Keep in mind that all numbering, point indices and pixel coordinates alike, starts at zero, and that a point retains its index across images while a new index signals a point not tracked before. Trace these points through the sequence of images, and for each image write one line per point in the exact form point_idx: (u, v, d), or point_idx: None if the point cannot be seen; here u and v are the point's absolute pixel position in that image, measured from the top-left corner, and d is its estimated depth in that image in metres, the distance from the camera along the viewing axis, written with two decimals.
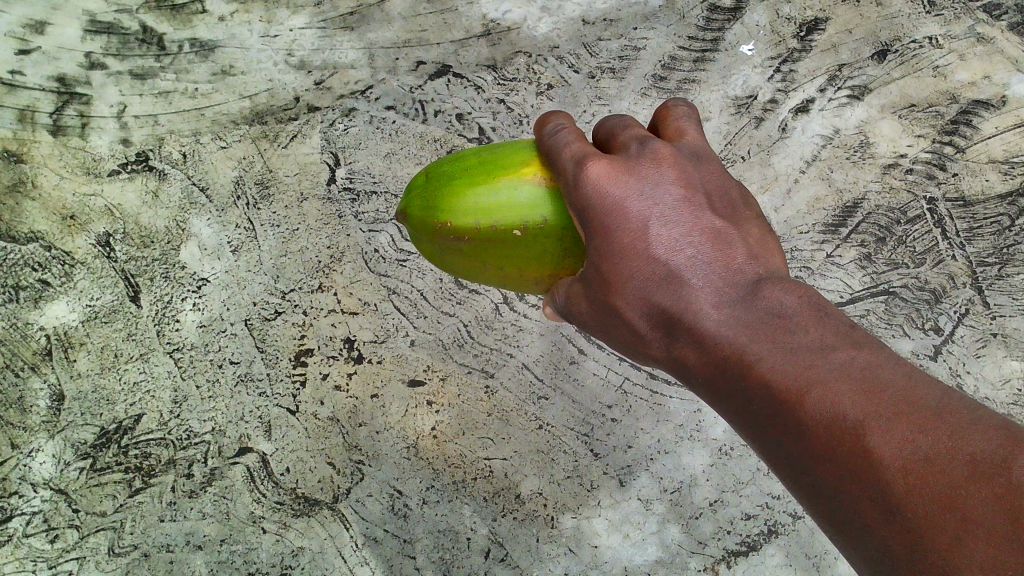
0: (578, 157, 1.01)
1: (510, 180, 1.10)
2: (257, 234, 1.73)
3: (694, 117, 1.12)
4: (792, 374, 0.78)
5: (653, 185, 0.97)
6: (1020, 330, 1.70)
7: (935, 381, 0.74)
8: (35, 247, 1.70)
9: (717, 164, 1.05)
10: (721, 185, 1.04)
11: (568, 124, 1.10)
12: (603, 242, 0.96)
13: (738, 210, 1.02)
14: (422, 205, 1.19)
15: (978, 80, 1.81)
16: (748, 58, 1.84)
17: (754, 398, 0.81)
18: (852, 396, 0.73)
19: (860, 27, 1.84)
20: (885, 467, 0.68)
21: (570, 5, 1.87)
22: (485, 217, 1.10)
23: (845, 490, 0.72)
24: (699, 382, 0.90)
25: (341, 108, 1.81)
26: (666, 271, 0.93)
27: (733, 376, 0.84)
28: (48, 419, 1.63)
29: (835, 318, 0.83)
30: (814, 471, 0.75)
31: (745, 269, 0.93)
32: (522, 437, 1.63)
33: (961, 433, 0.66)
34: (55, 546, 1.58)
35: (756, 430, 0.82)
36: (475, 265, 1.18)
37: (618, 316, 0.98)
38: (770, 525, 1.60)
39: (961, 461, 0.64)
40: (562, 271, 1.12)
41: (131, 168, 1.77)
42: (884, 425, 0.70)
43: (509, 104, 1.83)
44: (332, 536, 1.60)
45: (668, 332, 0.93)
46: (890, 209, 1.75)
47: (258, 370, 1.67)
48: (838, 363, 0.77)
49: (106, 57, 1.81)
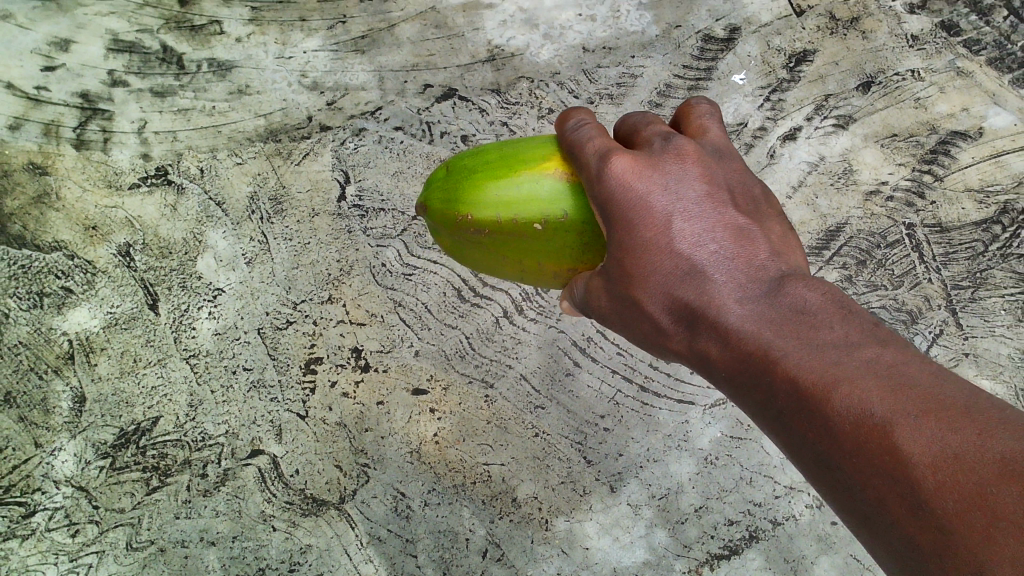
0: (601, 152, 1.09)
1: (532, 175, 1.19)
2: (270, 247, 1.83)
3: (715, 115, 1.20)
4: (819, 372, 0.84)
5: (677, 181, 1.05)
6: (991, 350, 1.79)
7: (961, 380, 0.79)
8: (59, 255, 1.79)
9: (738, 162, 1.13)
10: (743, 181, 1.12)
11: (588, 120, 1.19)
12: (626, 236, 1.03)
13: (760, 206, 1.11)
14: (445, 196, 1.29)
15: (957, 112, 1.91)
16: (739, 86, 1.94)
17: (781, 393, 0.88)
18: (878, 394, 0.78)
19: (847, 59, 1.94)
20: (913, 464, 0.73)
21: (571, 34, 1.98)
22: (506, 211, 1.19)
23: (875, 485, 0.77)
24: (725, 377, 0.96)
25: (352, 127, 1.90)
26: (689, 267, 1.00)
27: (761, 373, 0.90)
28: (70, 420, 1.72)
29: (857, 317, 0.89)
30: (841, 465, 0.81)
31: (766, 267, 1.00)
32: (520, 445, 1.72)
33: (988, 431, 0.70)
34: (76, 540, 1.67)
35: (784, 425, 0.88)
36: (495, 254, 1.27)
37: (640, 310, 1.05)
38: (752, 531, 1.69)
39: (990, 457, 0.68)
40: (578, 263, 1.22)
41: (151, 181, 1.86)
42: (911, 422, 0.75)
43: (512, 126, 1.92)
44: (337, 535, 1.69)
45: (692, 328, 1.00)
46: (871, 234, 1.85)
47: (270, 377, 1.76)
48: (863, 361, 0.83)
49: (128, 75, 1.90)
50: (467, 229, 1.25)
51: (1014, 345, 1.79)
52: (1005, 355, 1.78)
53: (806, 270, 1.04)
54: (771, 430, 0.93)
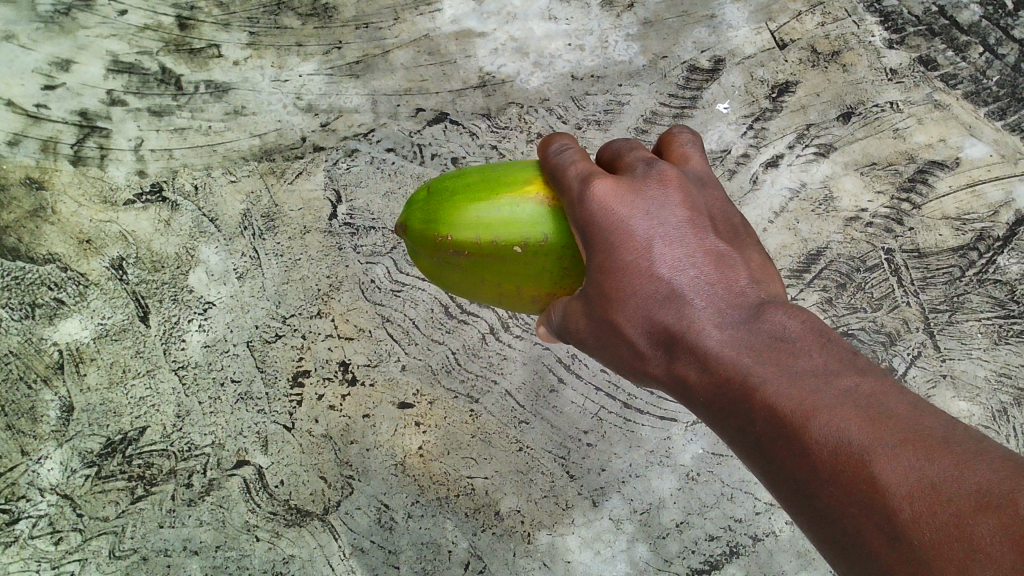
0: (584, 175, 1.13)
1: (513, 199, 1.23)
2: (261, 262, 1.85)
3: (697, 144, 1.25)
4: (796, 400, 0.85)
5: (658, 207, 1.08)
6: (967, 372, 1.84)
7: (937, 412, 0.80)
8: (52, 267, 1.82)
9: (717, 192, 1.17)
10: (724, 211, 1.16)
11: (571, 144, 1.23)
12: (605, 258, 1.06)
13: (740, 235, 1.14)
14: (426, 217, 1.32)
15: (934, 143, 1.96)
16: (723, 115, 1.99)
17: (758, 420, 0.88)
18: (856, 423, 0.80)
19: (828, 90, 2.00)
20: (890, 492, 0.74)
21: (560, 62, 2.04)
22: (486, 232, 1.22)
23: (852, 515, 0.77)
24: (700, 402, 0.98)
25: (344, 148, 1.94)
26: (669, 291, 1.02)
27: (738, 398, 0.91)
28: (57, 429, 1.73)
29: (834, 346, 0.92)
30: (815, 491, 0.81)
31: (745, 294, 1.02)
32: (503, 458, 1.74)
33: (966, 462, 0.71)
34: (58, 548, 1.68)
35: (759, 454, 0.89)
36: (474, 276, 1.30)
37: (619, 334, 1.07)
38: (732, 547, 1.71)
39: (969, 489, 0.69)
40: (555, 287, 1.25)
41: (145, 198, 1.89)
42: (889, 452, 0.76)
43: (501, 150, 1.97)
44: (321, 545, 1.71)
45: (668, 351, 1.02)
46: (851, 258, 1.90)
47: (257, 389, 1.78)
48: (842, 390, 0.84)
49: (126, 95, 1.94)
50: (447, 250, 1.28)
51: (990, 367, 1.84)
52: (981, 377, 1.84)
53: (784, 298, 1.06)
54: (746, 459, 0.93)
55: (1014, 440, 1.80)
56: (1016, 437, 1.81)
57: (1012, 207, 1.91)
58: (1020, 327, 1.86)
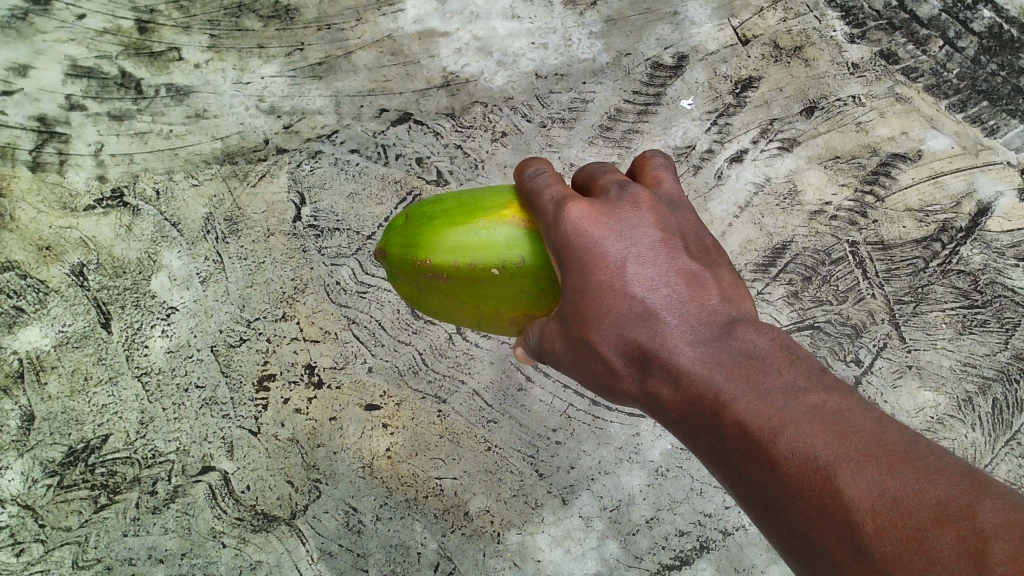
0: (559, 198, 1.11)
1: (490, 223, 1.22)
2: (224, 266, 1.84)
3: (670, 167, 1.24)
4: (765, 416, 0.84)
5: (632, 228, 1.07)
6: (932, 362, 1.84)
7: (902, 428, 0.80)
8: (11, 275, 1.79)
9: (689, 214, 1.16)
10: (697, 231, 1.15)
11: (546, 168, 1.21)
12: (580, 278, 1.05)
13: (712, 254, 1.13)
14: (406, 241, 1.30)
15: (896, 135, 1.97)
16: (687, 111, 1.99)
17: (728, 437, 0.88)
18: (823, 438, 0.79)
19: (790, 85, 2.01)
20: (854, 507, 0.73)
21: (524, 61, 2.03)
22: (464, 255, 1.21)
23: (818, 529, 0.77)
24: (672, 418, 0.97)
25: (308, 150, 1.93)
26: (642, 310, 1.01)
27: (708, 415, 0.90)
28: (18, 438, 1.71)
29: (803, 363, 0.91)
30: (783, 505, 0.81)
31: (716, 311, 1.01)
32: (472, 459, 1.73)
33: (928, 477, 0.72)
34: (20, 560, 1.66)
35: (730, 470, 0.88)
36: (453, 300, 1.28)
37: (592, 351, 1.06)
38: (702, 541, 1.71)
39: (928, 503, 0.69)
40: (533, 308, 1.23)
41: (106, 203, 1.86)
42: (853, 468, 0.75)
43: (466, 150, 1.97)
44: (288, 551, 1.69)
45: (642, 369, 1.01)
46: (816, 251, 1.90)
47: (222, 394, 1.76)
48: (811, 407, 0.83)
49: (86, 100, 1.92)
50: (424, 274, 1.27)
51: (955, 357, 1.84)
52: (946, 367, 1.84)
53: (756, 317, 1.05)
54: (718, 474, 0.92)
55: (979, 428, 1.80)
56: (982, 424, 1.81)
57: (973, 198, 1.92)
58: (985, 317, 1.86)
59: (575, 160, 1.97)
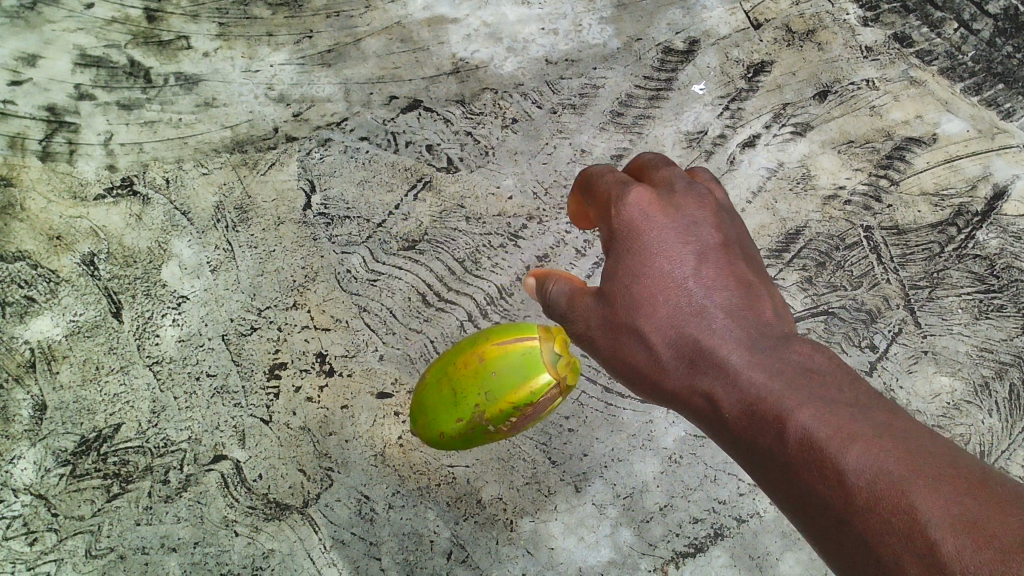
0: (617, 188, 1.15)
1: (489, 333, 1.41)
2: (234, 255, 1.83)
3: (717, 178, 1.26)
4: (808, 414, 0.87)
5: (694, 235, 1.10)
6: (948, 347, 1.77)
7: (936, 440, 0.82)
8: (22, 265, 1.79)
9: (741, 224, 1.19)
10: (748, 246, 1.17)
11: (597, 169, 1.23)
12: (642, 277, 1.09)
13: (762, 269, 1.16)
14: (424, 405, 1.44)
15: (911, 119, 1.96)
16: (699, 96, 1.98)
17: (770, 436, 0.90)
18: (861, 441, 0.82)
19: (803, 70, 2.00)
20: (887, 507, 0.76)
21: (534, 47, 2.02)
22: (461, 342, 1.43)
23: (850, 525, 0.79)
24: (713, 413, 1.00)
25: (317, 138, 1.93)
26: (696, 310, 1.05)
27: (752, 415, 0.93)
28: (30, 428, 1.69)
29: (844, 374, 0.94)
30: (815, 500, 0.83)
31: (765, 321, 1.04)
32: (484, 446, 1.72)
33: (960, 486, 0.74)
34: (33, 549, 1.64)
35: (766, 466, 0.91)
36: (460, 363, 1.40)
37: (641, 345, 1.09)
38: (717, 528, 1.69)
39: (959, 509, 0.71)
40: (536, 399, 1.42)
41: (116, 192, 1.86)
42: (889, 469, 0.78)
43: (476, 136, 1.95)
44: (301, 539, 1.68)
45: (688, 365, 1.04)
46: (830, 236, 1.86)
47: (234, 382, 1.75)
48: (852, 412, 0.86)
49: (95, 89, 1.91)
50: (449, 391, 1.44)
51: (971, 342, 1.78)
52: (963, 352, 1.78)
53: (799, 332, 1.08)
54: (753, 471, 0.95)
55: (996, 413, 1.73)
56: (998, 410, 1.74)
57: (990, 181, 1.90)
58: (1001, 302, 1.81)
59: (586, 146, 1.95)
